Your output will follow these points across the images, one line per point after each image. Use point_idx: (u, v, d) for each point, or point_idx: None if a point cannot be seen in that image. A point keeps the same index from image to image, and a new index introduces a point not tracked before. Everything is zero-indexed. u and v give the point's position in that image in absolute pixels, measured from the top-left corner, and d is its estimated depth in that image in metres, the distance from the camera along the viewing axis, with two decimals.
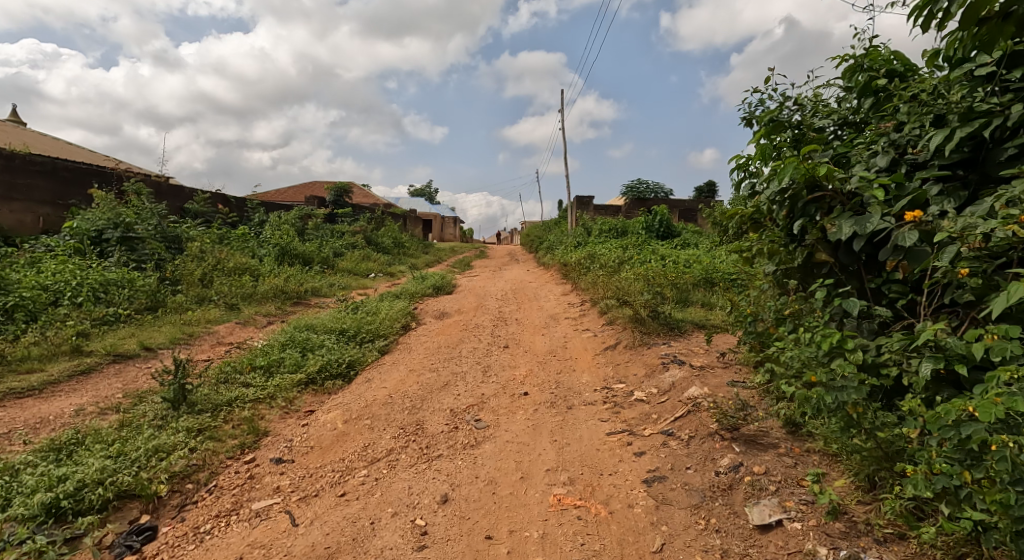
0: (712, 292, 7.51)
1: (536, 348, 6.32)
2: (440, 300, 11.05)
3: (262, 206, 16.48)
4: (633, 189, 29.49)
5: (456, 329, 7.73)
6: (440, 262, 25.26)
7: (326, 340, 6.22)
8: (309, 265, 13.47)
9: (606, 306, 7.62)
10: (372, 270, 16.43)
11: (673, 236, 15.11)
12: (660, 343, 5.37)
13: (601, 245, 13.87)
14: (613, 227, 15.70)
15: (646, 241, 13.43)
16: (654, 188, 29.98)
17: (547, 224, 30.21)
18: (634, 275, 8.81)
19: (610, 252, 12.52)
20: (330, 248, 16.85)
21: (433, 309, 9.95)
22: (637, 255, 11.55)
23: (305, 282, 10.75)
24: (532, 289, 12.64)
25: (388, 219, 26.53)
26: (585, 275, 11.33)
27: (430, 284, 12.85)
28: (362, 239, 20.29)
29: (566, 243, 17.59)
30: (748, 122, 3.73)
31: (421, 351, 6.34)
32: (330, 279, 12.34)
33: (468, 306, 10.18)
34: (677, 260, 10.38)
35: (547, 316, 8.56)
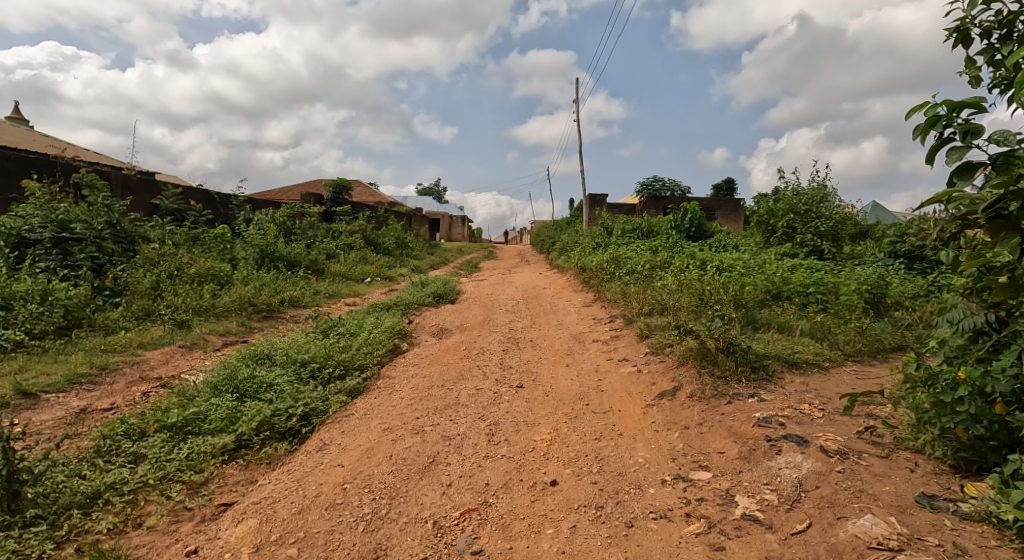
0: (785, 310, 5.85)
1: (560, 390, 4.68)
2: (441, 312, 9.45)
3: (248, 203, 14.97)
4: (651, 186, 27.69)
5: (456, 354, 6.12)
6: (445, 264, 23.71)
7: (277, 377, 4.64)
8: (295, 269, 11.95)
9: (646, 328, 5.95)
10: (369, 275, 14.87)
11: (705, 237, 13.38)
12: (745, 397, 3.71)
13: (626, 248, 12.17)
14: (636, 227, 14.02)
15: (677, 244, 11.71)
16: (672, 184, 28.13)
17: (560, 224, 28.48)
18: (676, 287, 7.17)
19: (638, 256, 10.84)
20: (323, 251, 15.30)
21: (431, 325, 8.36)
22: (668, 261, 9.86)
23: (283, 292, 9.22)
24: (547, 298, 11.00)
25: (391, 218, 24.94)
26: (610, 284, 9.70)
27: (430, 291, 11.25)
28: (361, 241, 18.76)
29: (583, 244, 15.88)
30: (962, 37, 2.10)
31: (406, 393, 4.70)
32: (316, 287, 10.81)
33: (473, 321, 8.58)
34: (721, 267, 8.70)
35: (569, 337, 6.90)
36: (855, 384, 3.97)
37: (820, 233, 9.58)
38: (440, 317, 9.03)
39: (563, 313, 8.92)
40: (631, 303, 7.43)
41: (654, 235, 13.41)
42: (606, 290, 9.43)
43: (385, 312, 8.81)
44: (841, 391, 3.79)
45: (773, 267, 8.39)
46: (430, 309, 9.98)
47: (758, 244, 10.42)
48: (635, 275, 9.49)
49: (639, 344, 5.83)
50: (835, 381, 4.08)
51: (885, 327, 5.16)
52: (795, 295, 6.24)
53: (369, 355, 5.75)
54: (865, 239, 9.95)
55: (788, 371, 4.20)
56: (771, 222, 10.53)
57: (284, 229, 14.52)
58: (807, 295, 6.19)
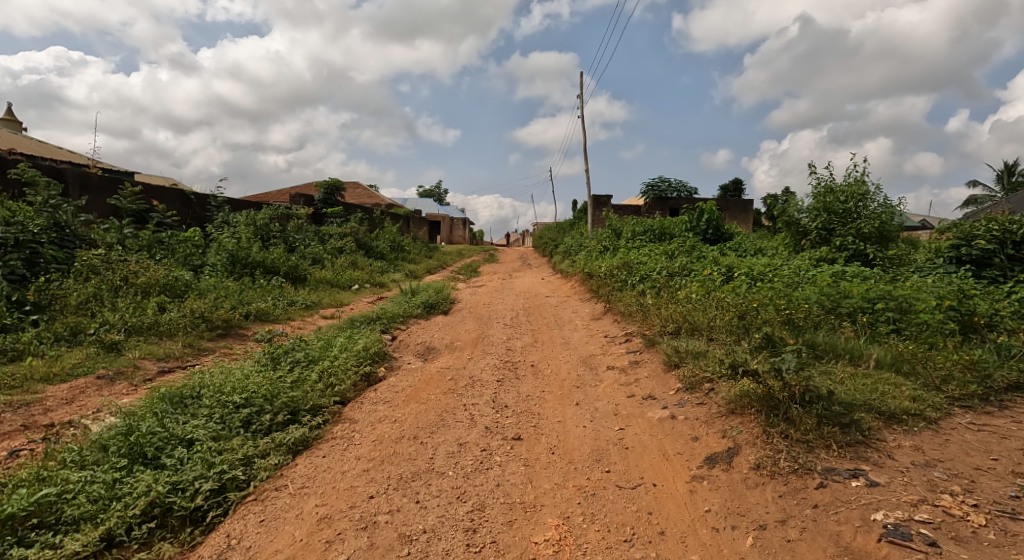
0: (852, 335, 4.60)
1: (570, 449, 3.55)
2: (430, 327, 8.29)
3: (227, 204, 13.88)
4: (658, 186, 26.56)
5: (440, 387, 4.96)
6: (443, 268, 22.61)
7: (191, 428, 3.49)
8: (272, 276, 10.82)
9: (674, 357, 4.79)
10: (358, 282, 13.77)
11: (724, 240, 12.20)
12: (845, 479, 2.56)
13: (637, 252, 11.02)
14: (648, 229, 12.90)
15: (695, 247, 10.54)
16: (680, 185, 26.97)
17: (563, 226, 27.36)
18: (706, 303, 5.97)
19: (652, 261, 9.69)
20: (309, 256, 14.21)
21: (415, 347, 7.18)
22: (687, 269, 8.72)
23: (248, 304, 8.11)
24: (551, 309, 9.85)
25: (387, 220, 23.87)
26: (623, 295, 8.55)
27: (420, 302, 10.12)
28: (352, 244, 17.67)
29: (589, 248, 14.76)
30: None
31: (366, 451, 3.56)
32: (293, 296, 9.67)
33: (466, 337, 7.44)
34: (752, 275, 7.54)
35: (577, 362, 5.73)
36: (992, 451, 2.81)
37: (863, 235, 8.42)
38: (427, 333, 7.84)
39: (570, 329, 7.77)
40: (652, 320, 6.26)
41: (668, 238, 12.26)
42: (619, 302, 8.28)
43: (366, 328, 7.68)
44: (983, 466, 2.65)
45: (812, 276, 7.23)
46: (419, 322, 8.84)
47: (788, 250, 9.27)
48: (651, 285, 8.35)
49: (666, 378, 4.65)
50: (960, 445, 2.91)
51: (994, 357, 3.94)
52: (859, 313, 4.87)
53: (324, 391, 4.57)
54: (911, 241, 8.78)
55: (889, 430, 3.05)
56: (803, 222, 9.35)
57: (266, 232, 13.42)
58: (875, 311, 4.83)
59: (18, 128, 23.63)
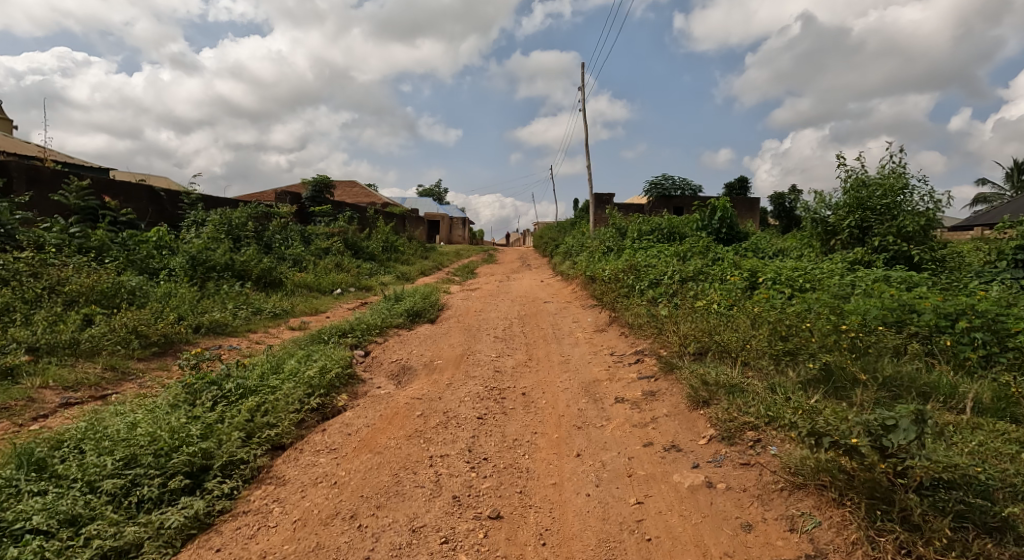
0: (933, 364, 3.56)
1: (570, 538, 2.55)
2: (410, 339, 7.26)
3: (201, 201, 12.92)
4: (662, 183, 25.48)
5: (404, 427, 3.92)
6: (439, 269, 21.63)
7: (29, 508, 2.58)
8: (240, 281, 9.81)
9: (701, 391, 3.77)
10: (342, 285, 12.77)
11: (739, 241, 11.15)
12: None
13: (643, 254, 10.02)
14: (655, 228, 11.88)
15: (709, 249, 9.50)
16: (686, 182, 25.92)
17: (564, 225, 26.34)
18: (734, 317, 4.95)
19: (662, 265, 8.69)
20: (289, 259, 13.22)
21: (388, 367, 6.15)
22: (701, 273, 7.70)
23: (201, 315, 7.13)
24: (548, 318, 8.86)
25: (380, 218, 22.88)
26: (630, 303, 7.53)
27: (404, 309, 9.10)
28: (340, 245, 16.67)
29: (591, 249, 13.77)
30: None
31: (280, 543, 2.59)
32: (260, 304, 8.65)
33: (449, 353, 6.42)
34: (779, 282, 6.52)
35: (578, 391, 4.69)
36: None
37: (905, 235, 7.36)
38: (405, 348, 6.80)
39: (569, 343, 6.75)
40: (668, 338, 5.24)
41: (677, 239, 11.22)
42: (625, 312, 7.25)
43: (333, 344, 6.67)
44: None
45: (852, 282, 6.20)
46: (399, 333, 7.82)
47: (815, 254, 8.22)
48: (661, 292, 7.33)
49: (692, 421, 3.61)
50: None
51: None
52: (937, 334, 3.82)
53: (248, 438, 3.54)
54: (958, 242, 7.72)
55: None
56: (833, 221, 8.30)
57: (241, 232, 12.43)
58: (958, 333, 3.79)
59: (7, 128, 22.91)
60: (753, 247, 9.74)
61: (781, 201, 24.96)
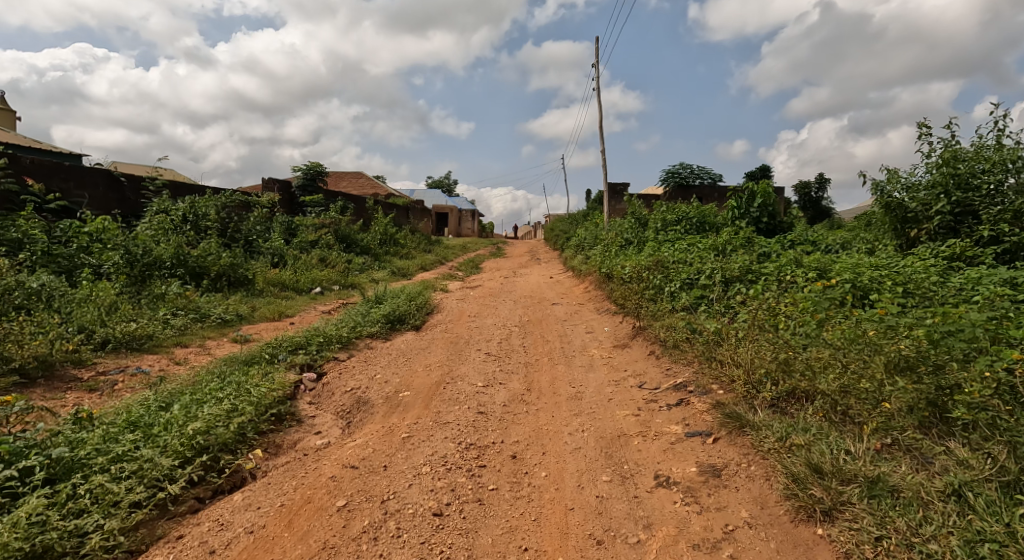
0: None
1: None
2: (377, 358, 5.68)
3: (168, 187, 11.46)
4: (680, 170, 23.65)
5: (301, 536, 2.43)
6: (442, 263, 20.20)
7: None
8: (194, 281, 8.35)
9: (816, 489, 2.31)
10: (323, 283, 11.32)
11: (781, 232, 9.46)
12: None
13: (671, 248, 8.41)
14: (682, 217, 10.23)
15: (753, 245, 7.83)
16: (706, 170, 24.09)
17: (576, 216, 24.68)
18: (832, 347, 3.31)
19: (697, 262, 7.06)
20: (267, 255, 11.78)
21: (339, 402, 4.57)
22: (752, 274, 6.07)
23: (116, 325, 5.63)
24: (556, 325, 7.31)
25: (380, 209, 21.41)
26: (659, 315, 5.94)
27: (382, 314, 7.59)
28: (330, 238, 15.22)
29: (607, 241, 12.17)
30: None
31: None
32: (208, 309, 7.17)
33: (422, 380, 4.84)
34: (864, 288, 4.88)
35: (597, 458, 3.11)
36: None
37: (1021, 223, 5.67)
38: (370, 370, 5.21)
39: (582, 365, 5.15)
40: (729, 374, 3.64)
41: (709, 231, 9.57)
42: (654, 325, 5.62)
43: (267, 367, 5.07)
44: None
45: (971, 289, 4.56)
46: (367, 347, 6.26)
47: (890, 249, 6.55)
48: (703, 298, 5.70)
49: (808, 553, 2.15)
50: None
51: None
52: None
53: None
54: None
55: None
56: (915, 205, 6.61)
57: (210, 223, 10.95)
58: None
59: (8, 120, 21.77)
60: (805, 243, 8.06)
61: (806, 191, 23.17)
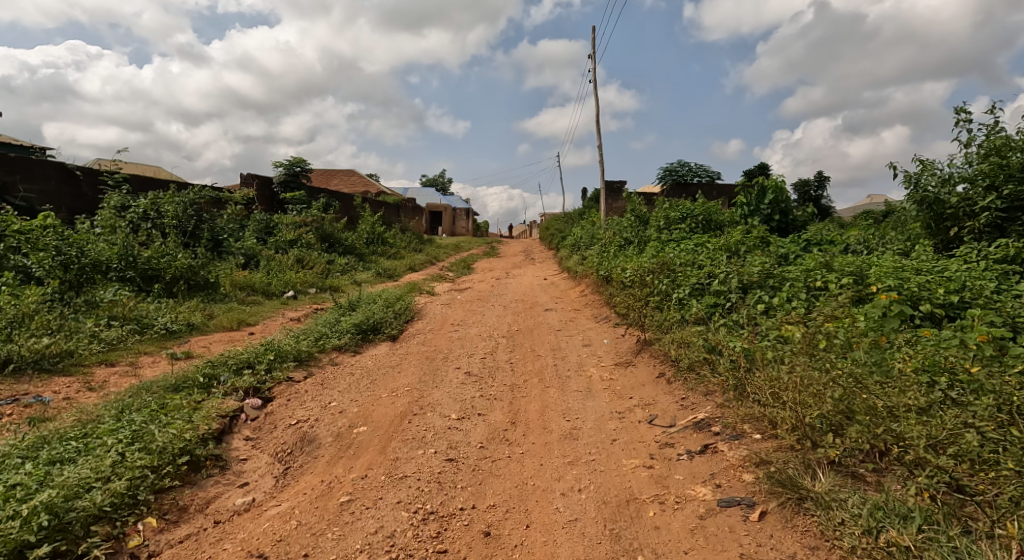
0: None
1: None
2: (338, 379, 4.82)
3: (128, 182, 10.51)
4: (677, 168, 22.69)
5: None
6: (433, 263, 19.37)
7: None
8: (145, 287, 7.51)
9: None
10: (298, 286, 10.45)
11: (796, 231, 8.67)
12: None
13: (676, 248, 7.61)
14: (686, 215, 9.44)
15: (768, 247, 7.03)
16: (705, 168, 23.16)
17: (572, 215, 23.85)
18: (911, 383, 2.51)
19: (708, 265, 6.27)
20: (237, 256, 10.91)
21: (281, 439, 3.72)
22: (776, 282, 5.26)
23: (27, 340, 4.78)
24: (549, 337, 6.49)
25: (367, 206, 20.51)
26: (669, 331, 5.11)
27: (353, 323, 6.76)
28: (311, 237, 14.36)
29: (605, 240, 11.37)
30: None
31: None
32: (154, 319, 6.34)
33: (384, 411, 3.96)
34: (917, 299, 4.07)
35: (598, 542, 2.29)
36: None
37: None
38: (325, 396, 4.36)
39: (578, 391, 4.29)
40: (776, 419, 2.80)
41: (717, 230, 8.76)
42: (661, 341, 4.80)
43: (198, 396, 4.20)
44: None
45: None
46: (328, 366, 5.38)
47: (927, 249, 5.77)
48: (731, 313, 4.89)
49: None
50: None
51: None
52: None
53: None
54: None
55: None
56: (956, 201, 5.83)
57: (170, 218, 10.01)
58: None
59: None
60: (827, 244, 7.27)
61: (806, 188, 22.41)
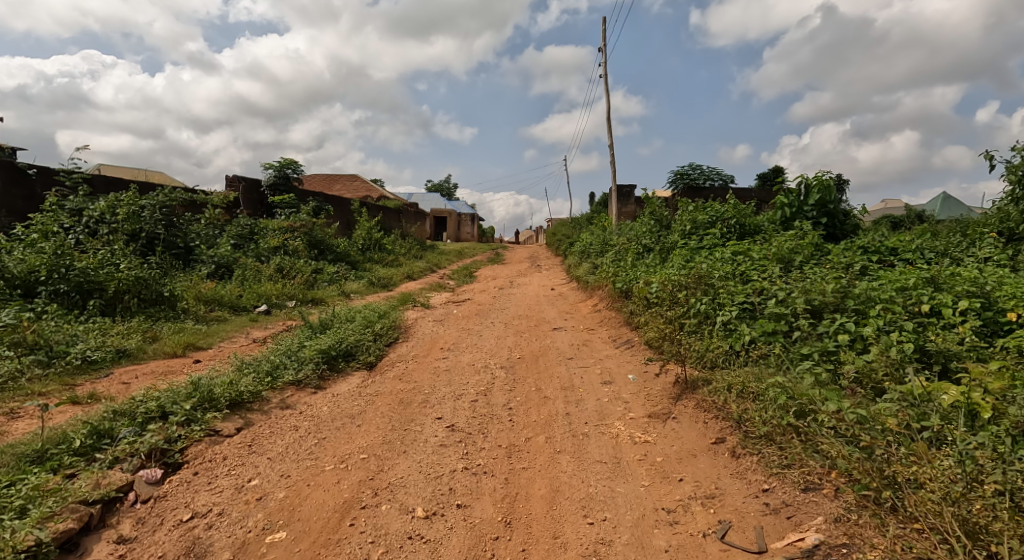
0: None
1: None
2: (271, 437, 3.56)
3: (87, 182, 9.35)
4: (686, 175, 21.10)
5: None
6: (433, 271, 18.21)
7: None
8: (80, 306, 6.35)
9: None
10: (274, 300, 9.26)
11: (848, 237, 7.42)
12: None
13: (711, 258, 6.38)
14: (717, 218, 8.19)
15: (826, 257, 5.80)
16: (715, 174, 21.38)
17: (579, 220, 22.64)
18: None
19: (761, 281, 5.06)
20: (208, 265, 9.73)
21: (160, 553, 2.48)
22: (859, 303, 4.02)
23: None
24: (559, 368, 5.25)
25: (366, 211, 19.36)
26: (725, 373, 3.83)
27: (320, 351, 5.55)
28: (299, 243, 13.23)
29: (620, 246, 10.14)
30: None
31: None
32: (74, 347, 5.15)
33: (320, 501, 2.73)
34: None
35: None
36: None
37: None
38: (245, 469, 3.09)
39: (601, 465, 3.05)
40: None
41: (755, 235, 7.51)
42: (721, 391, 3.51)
43: (63, 476, 2.96)
44: None
45: None
46: (271, 416, 4.11)
47: None
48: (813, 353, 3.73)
49: None
50: None
51: None
52: None
53: None
54: None
55: None
56: None
57: (122, 217, 8.70)
58: None
59: None
60: (895, 259, 6.11)
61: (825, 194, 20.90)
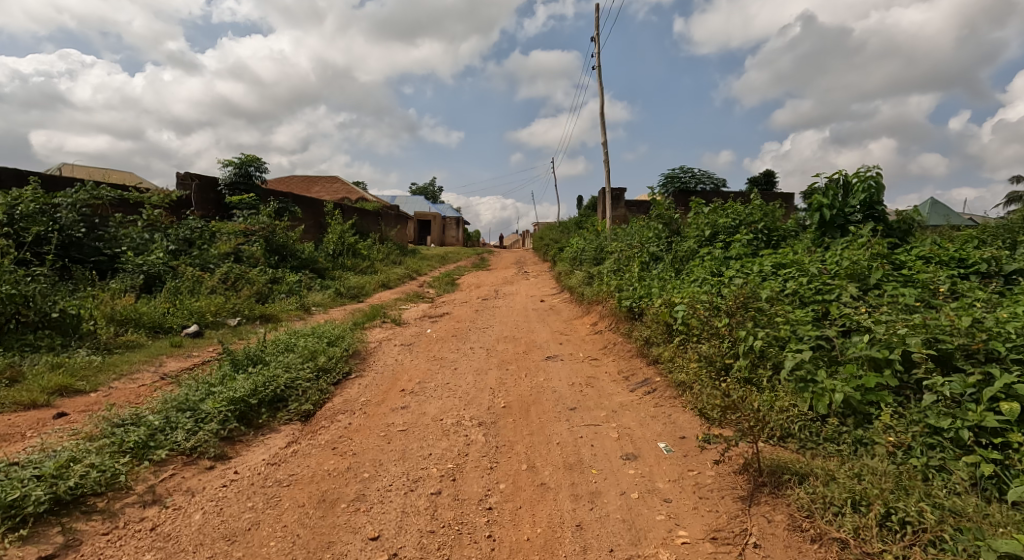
0: None
1: None
2: None
3: None
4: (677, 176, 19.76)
5: None
6: (411, 277, 16.71)
7: None
8: None
9: None
10: (211, 317, 7.69)
11: (903, 246, 6.12)
12: None
13: (751, 272, 5.00)
14: (742, 221, 6.83)
15: (903, 272, 4.48)
16: (704, 176, 20.02)
17: (568, 224, 21.31)
18: None
19: (837, 308, 3.70)
20: (135, 275, 8.14)
21: None
22: (1016, 348, 2.74)
23: None
24: (559, 424, 3.83)
25: (339, 212, 17.73)
26: (830, 465, 2.50)
27: (231, 401, 4.02)
28: (255, 248, 11.65)
29: (621, 252, 8.76)
30: None
31: None
32: None
33: None
34: None
35: None
36: None
37: None
38: None
39: None
40: None
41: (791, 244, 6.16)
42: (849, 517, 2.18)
43: None
44: None
45: None
46: (109, 531, 2.59)
47: None
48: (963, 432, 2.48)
49: None
50: None
51: None
52: None
53: None
54: None
55: None
56: None
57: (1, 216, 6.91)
58: None
59: None
60: (982, 276, 4.83)
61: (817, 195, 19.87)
